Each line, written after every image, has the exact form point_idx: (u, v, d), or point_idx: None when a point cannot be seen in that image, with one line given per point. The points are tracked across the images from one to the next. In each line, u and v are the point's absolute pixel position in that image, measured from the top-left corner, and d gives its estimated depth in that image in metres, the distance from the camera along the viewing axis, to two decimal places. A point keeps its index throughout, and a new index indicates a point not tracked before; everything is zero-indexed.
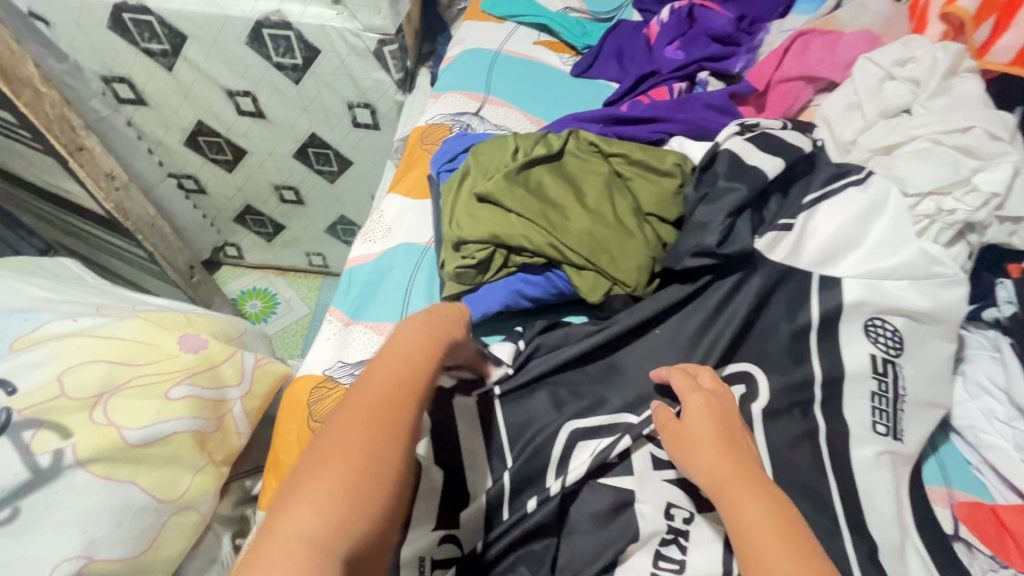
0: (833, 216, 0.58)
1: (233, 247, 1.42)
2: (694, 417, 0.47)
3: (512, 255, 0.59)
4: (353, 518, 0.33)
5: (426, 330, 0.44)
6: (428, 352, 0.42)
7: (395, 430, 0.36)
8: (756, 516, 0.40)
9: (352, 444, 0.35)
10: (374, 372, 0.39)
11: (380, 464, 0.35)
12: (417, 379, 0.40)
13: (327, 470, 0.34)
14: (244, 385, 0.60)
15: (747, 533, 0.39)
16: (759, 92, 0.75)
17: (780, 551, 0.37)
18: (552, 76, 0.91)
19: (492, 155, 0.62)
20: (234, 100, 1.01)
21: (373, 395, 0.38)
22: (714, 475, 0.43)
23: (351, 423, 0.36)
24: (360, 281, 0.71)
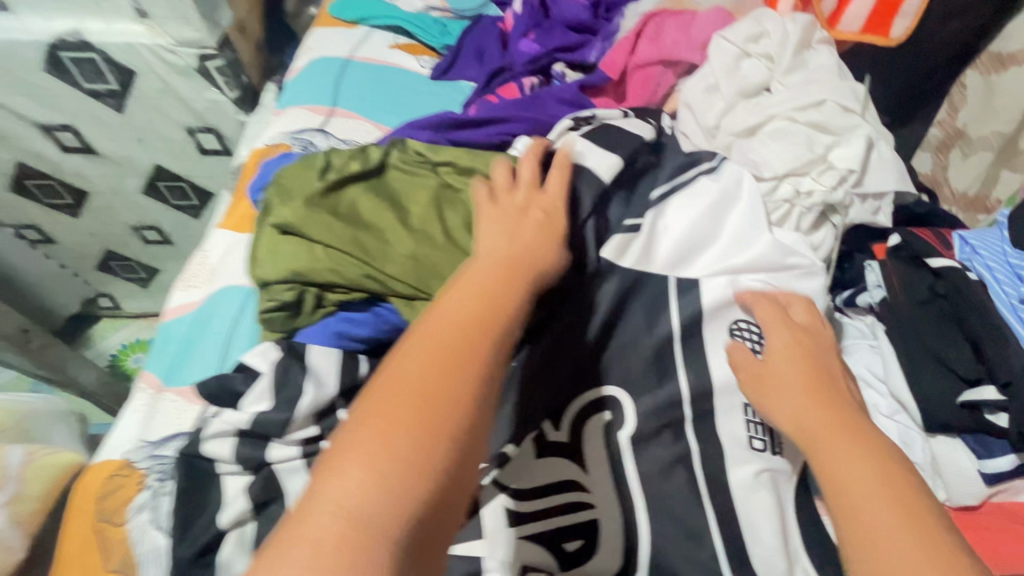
0: (684, 210, 0.54)
1: (106, 297, 1.26)
2: (779, 360, 0.42)
3: (326, 292, 0.50)
4: (405, 486, 0.28)
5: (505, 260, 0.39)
6: (496, 283, 0.37)
7: (464, 378, 0.31)
8: (848, 457, 0.35)
9: (411, 389, 0.31)
10: (441, 310, 0.35)
11: (437, 412, 0.30)
12: (487, 311, 0.35)
13: (380, 419, 0.30)
14: (8, 487, 0.49)
15: (842, 486, 0.34)
16: (616, 81, 0.70)
17: (879, 486, 0.34)
18: (408, 80, 0.83)
19: (296, 177, 0.53)
20: (53, 135, 0.88)
21: (435, 336, 0.33)
22: (802, 399, 0.40)
23: (411, 367, 0.32)
24: (177, 338, 0.60)
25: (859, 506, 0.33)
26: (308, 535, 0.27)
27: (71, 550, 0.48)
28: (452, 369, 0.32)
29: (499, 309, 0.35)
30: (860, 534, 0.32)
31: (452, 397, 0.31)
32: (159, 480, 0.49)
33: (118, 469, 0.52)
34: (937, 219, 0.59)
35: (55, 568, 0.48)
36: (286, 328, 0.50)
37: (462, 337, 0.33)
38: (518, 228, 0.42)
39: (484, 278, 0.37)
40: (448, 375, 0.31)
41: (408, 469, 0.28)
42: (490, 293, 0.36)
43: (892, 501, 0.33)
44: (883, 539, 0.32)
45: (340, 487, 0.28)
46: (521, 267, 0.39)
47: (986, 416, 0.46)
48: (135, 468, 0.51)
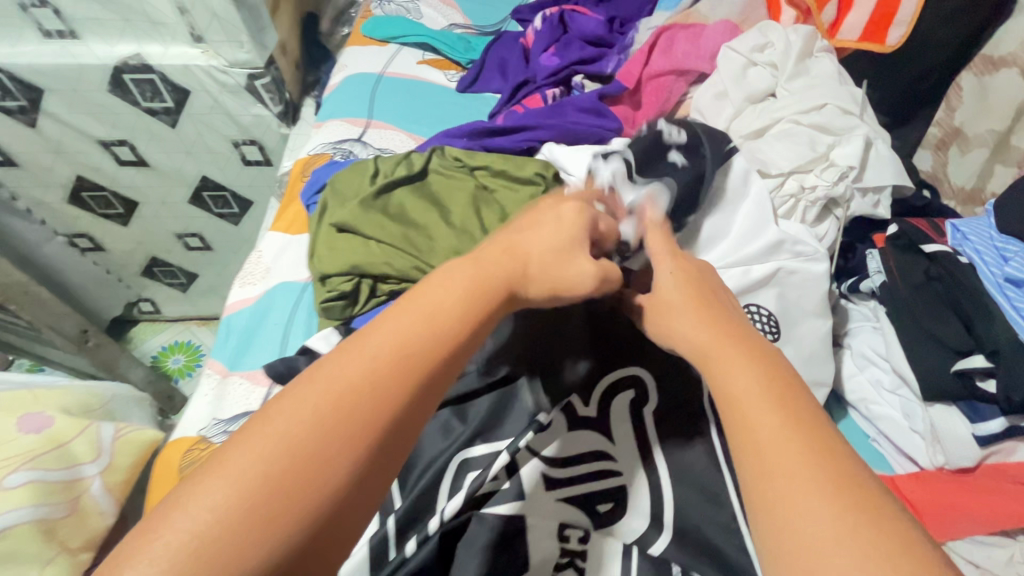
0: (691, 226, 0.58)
1: (148, 302, 1.34)
2: (668, 287, 0.41)
3: (379, 283, 0.56)
4: (276, 514, 0.26)
5: (475, 279, 0.36)
6: (451, 305, 0.34)
7: (376, 412, 0.30)
8: (744, 382, 0.33)
9: (317, 412, 0.29)
10: (383, 327, 0.33)
11: (336, 439, 0.29)
12: (426, 341, 0.32)
13: (273, 434, 0.28)
14: (102, 459, 0.55)
15: (735, 403, 0.33)
16: (631, 90, 0.75)
17: (772, 424, 0.31)
18: (437, 93, 0.90)
19: (350, 181, 0.60)
20: (111, 150, 0.95)
21: (364, 358, 0.31)
22: (701, 339, 0.37)
23: (324, 384, 0.30)
24: (238, 329, 0.67)
25: (761, 445, 0.31)
26: (162, 541, 0.26)
27: None
28: (369, 396, 0.30)
29: (440, 335, 0.33)
30: (757, 479, 0.30)
31: (355, 430, 0.29)
32: None
33: (195, 444, 0.58)
34: (934, 211, 0.64)
35: None
36: (344, 315, 0.56)
37: (389, 364, 0.31)
38: (505, 242, 0.39)
39: (438, 294, 0.35)
40: (359, 404, 0.30)
41: (282, 495, 0.27)
42: (439, 314, 0.34)
43: (794, 442, 0.30)
44: (781, 473, 0.29)
45: (211, 497, 0.27)
46: (481, 290, 0.36)
47: (978, 384, 0.50)
48: (210, 443, 0.57)
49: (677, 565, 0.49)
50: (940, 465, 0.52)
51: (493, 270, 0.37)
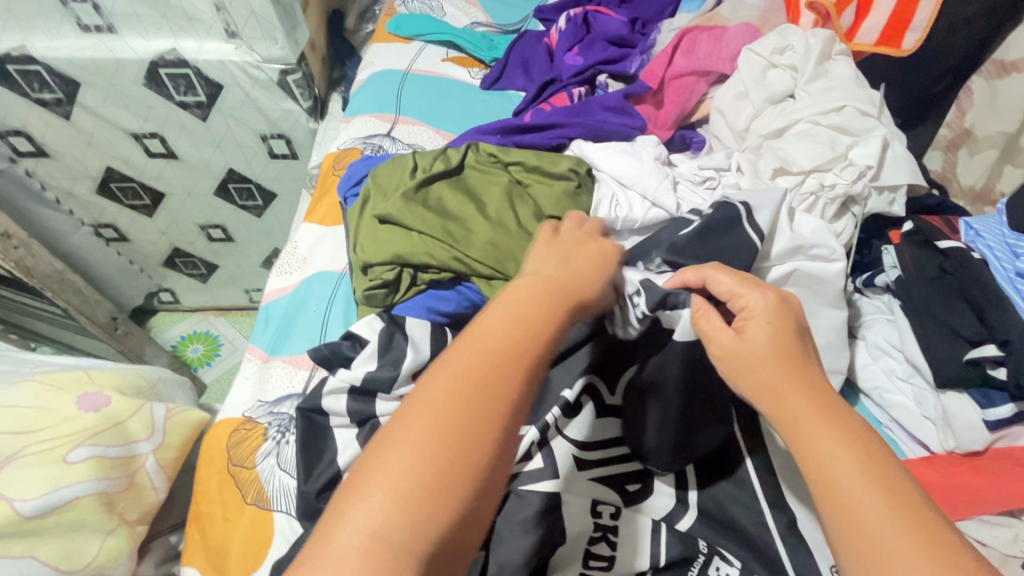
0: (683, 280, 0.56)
1: (168, 292, 1.36)
2: (756, 335, 0.39)
3: (420, 272, 0.59)
4: (397, 570, 0.27)
5: (552, 290, 0.37)
6: (535, 316, 0.35)
7: (474, 453, 0.30)
8: (843, 454, 0.33)
9: (431, 438, 0.30)
10: (473, 342, 0.33)
11: (457, 467, 0.30)
12: (509, 371, 0.32)
13: (395, 466, 0.29)
14: (155, 437, 0.58)
15: (827, 476, 0.33)
16: (654, 90, 0.78)
17: (865, 482, 0.32)
18: (462, 91, 0.93)
19: (391, 175, 0.63)
20: (142, 142, 0.98)
21: (448, 395, 0.31)
22: (774, 381, 0.37)
23: (432, 407, 0.31)
24: (278, 316, 0.69)
25: (869, 528, 0.31)
26: None
27: (209, 489, 0.58)
28: (468, 437, 0.30)
29: (533, 346, 0.34)
30: (857, 539, 0.31)
31: (472, 453, 0.30)
32: (280, 431, 0.58)
33: (240, 425, 0.61)
34: (945, 210, 0.67)
35: (196, 505, 0.58)
36: (386, 302, 0.59)
37: (492, 382, 0.32)
38: (556, 257, 0.41)
39: (522, 306, 0.35)
40: (469, 427, 0.30)
41: (406, 548, 0.28)
42: (528, 328, 0.34)
43: (883, 496, 0.31)
44: (876, 534, 0.30)
45: (352, 530, 0.28)
46: (549, 309, 0.36)
47: (989, 372, 0.53)
48: (257, 423, 0.60)
49: (703, 540, 0.52)
50: (950, 450, 0.56)
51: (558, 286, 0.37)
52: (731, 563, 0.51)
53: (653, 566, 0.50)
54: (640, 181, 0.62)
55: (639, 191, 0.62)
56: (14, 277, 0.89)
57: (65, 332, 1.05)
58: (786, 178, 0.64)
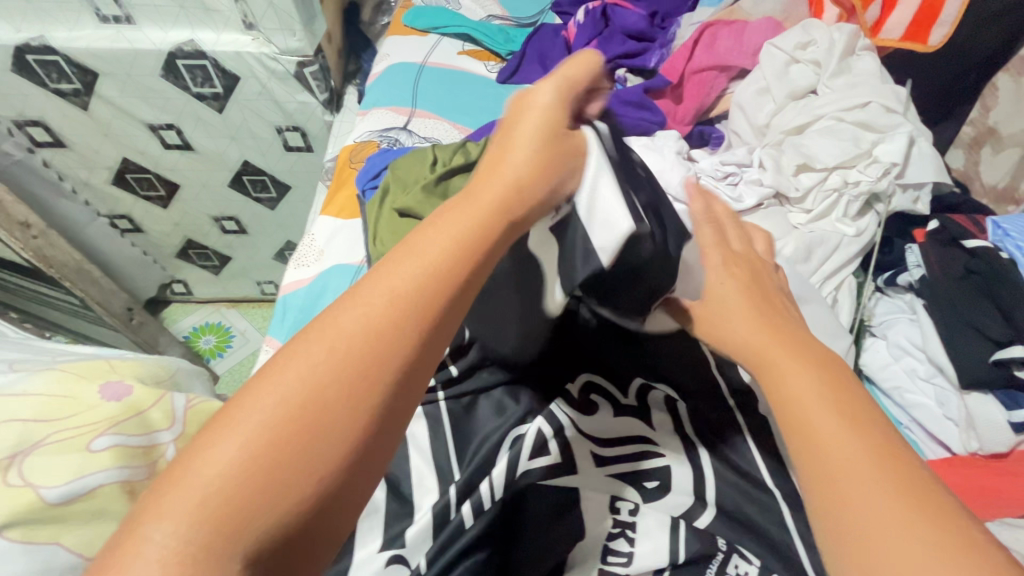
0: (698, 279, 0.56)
1: (180, 283, 1.37)
2: (722, 289, 0.43)
3: None
4: (282, 477, 0.24)
5: (481, 211, 0.34)
6: (458, 242, 0.32)
7: (384, 365, 0.28)
8: (798, 374, 0.35)
9: (330, 366, 0.27)
10: (393, 272, 0.30)
11: (350, 393, 0.27)
12: (435, 287, 0.30)
13: (284, 390, 0.26)
14: (175, 427, 0.59)
15: (788, 396, 0.34)
16: (674, 84, 0.77)
17: (830, 412, 0.32)
18: (478, 84, 0.92)
19: (410, 168, 0.63)
20: (158, 133, 0.98)
21: (367, 307, 0.29)
22: (752, 337, 0.39)
23: (333, 334, 0.28)
24: (295, 308, 0.70)
25: (816, 434, 0.31)
26: (173, 502, 0.23)
27: None
28: (379, 350, 0.28)
29: (450, 271, 0.31)
30: (820, 460, 0.31)
31: (369, 381, 0.27)
32: None
33: None
34: (970, 209, 0.66)
35: None
36: None
37: (398, 308, 0.29)
38: (505, 167, 0.36)
39: (451, 229, 0.32)
40: (369, 357, 0.27)
41: (298, 458, 0.25)
42: (446, 255, 0.31)
43: (842, 419, 0.32)
44: (842, 454, 0.30)
45: (218, 459, 0.24)
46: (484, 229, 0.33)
47: (1015, 373, 0.53)
48: None
49: (722, 538, 0.51)
50: (973, 450, 0.55)
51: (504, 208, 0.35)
52: (750, 560, 0.50)
53: (672, 563, 0.51)
54: (662, 174, 0.62)
55: (663, 182, 0.61)
56: (32, 266, 0.89)
57: (81, 321, 1.06)
58: (809, 175, 0.63)
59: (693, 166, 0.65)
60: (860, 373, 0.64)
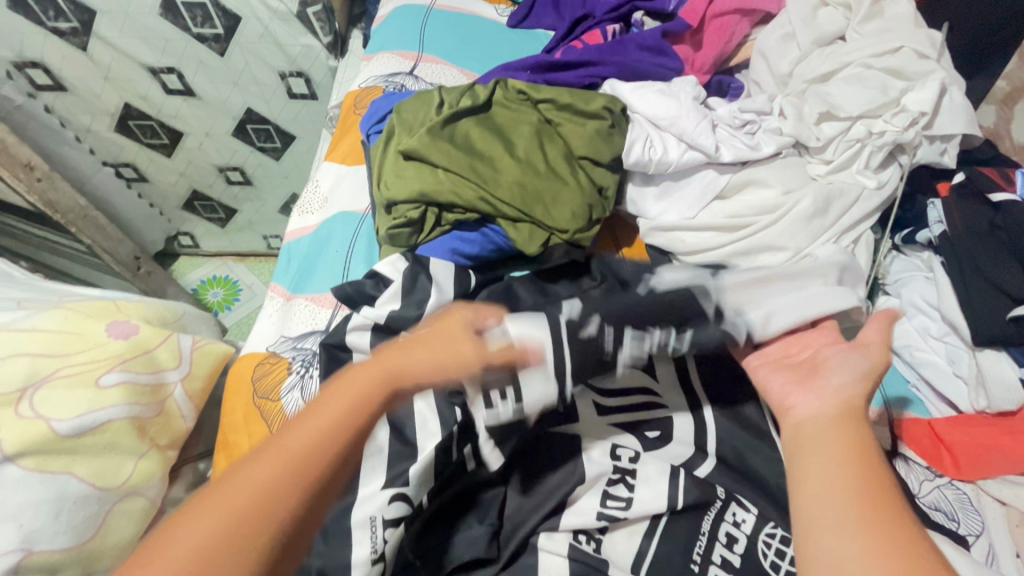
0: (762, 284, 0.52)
1: (187, 236, 1.36)
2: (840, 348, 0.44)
3: (445, 212, 0.58)
4: None
5: (363, 381, 0.38)
6: (337, 419, 0.36)
7: (264, 525, 0.32)
8: (831, 440, 0.36)
9: (214, 530, 0.31)
10: (283, 443, 0.35)
11: (218, 564, 0.30)
12: (318, 452, 0.35)
13: (182, 549, 0.31)
14: (183, 367, 0.59)
15: (806, 448, 0.37)
16: (694, 30, 0.74)
17: (846, 479, 0.33)
18: (489, 29, 0.88)
19: (416, 111, 0.61)
20: (159, 78, 0.96)
21: (258, 472, 0.33)
22: (838, 403, 0.39)
23: (218, 508, 0.32)
24: (300, 255, 0.69)
25: (811, 481, 0.35)
26: None
27: (235, 418, 0.59)
28: (262, 509, 0.32)
29: (324, 449, 0.35)
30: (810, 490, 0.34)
31: (239, 551, 0.31)
32: (303, 366, 0.59)
33: (265, 358, 0.62)
34: (999, 164, 0.63)
35: (224, 434, 0.59)
36: (409, 242, 0.59)
37: (275, 480, 0.33)
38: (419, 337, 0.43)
39: (333, 407, 0.37)
40: (248, 517, 0.32)
41: None
42: (328, 425, 0.36)
43: (848, 476, 0.33)
44: (831, 502, 0.33)
45: None
46: (369, 396, 0.38)
47: None
48: (281, 357, 0.61)
49: (722, 486, 0.52)
50: (980, 408, 0.55)
51: (389, 375, 0.39)
52: (748, 509, 0.51)
53: (670, 509, 0.50)
54: (677, 122, 0.59)
55: (676, 129, 0.59)
56: (38, 210, 0.90)
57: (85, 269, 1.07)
58: (832, 124, 0.60)
59: (710, 113, 0.62)
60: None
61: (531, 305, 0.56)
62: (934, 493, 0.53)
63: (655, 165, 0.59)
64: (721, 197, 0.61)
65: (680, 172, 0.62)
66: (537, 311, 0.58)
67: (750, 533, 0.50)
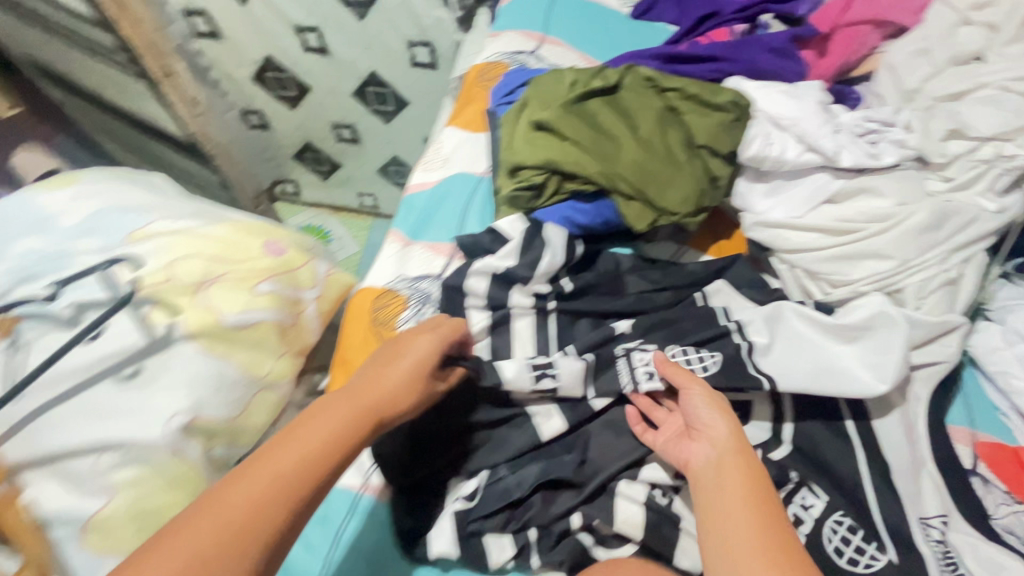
0: (800, 329, 0.57)
1: (291, 184, 1.49)
2: (691, 398, 0.51)
3: (565, 182, 0.63)
4: None
5: (345, 417, 0.45)
6: (319, 448, 0.43)
7: (259, 533, 0.39)
8: (736, 503, 0.43)
9: (217, 535, 0.38)
10: (275, 458, 0.42)
11: (224, 562, 0.37)
12: (308, 470, 0.42)
13: (185, 548, 0.37)
14: (317, 289, 0.68)
15: (713, 498, 0.45)
16: (822, 36, 0.75)
17: (752, 526, 0.42)
18: (611, 18, 0.92)
19: (550, 86, 0.66)
20: (302, 35, 1.06)
21: (256, 488, 0.40)
22: (722, 449, 0.48)
23: (215, 521, 0.39)
24: (418, 207, 0.76)
25: (726, 530, 0.42)
26: None
27: (354, 340, 0.67)
28: (260, 516, 0.39)
29: (306, 474, 0.42)
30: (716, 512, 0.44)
31: (239, 549, 0.38)
32: (419, 302, 0.66)
33: (383, 293, 0.69)
34: None
35: (343, 352, 0.67)
36: (528, 205, 0.64)
37: (273, 493, 0.40)
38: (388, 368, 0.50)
39: (320, 431, 0.44)
40: (245, 523, 0.39)
41: None
42: (320, 447, 0.43)
43: (759, 521, 0.42)
44: (736, 551, 0.41)
45: None
46: (355, 423, 0.45)
47: None
48: (398, 293, 0.68)
49: (795, 471, 0.55)
50: None
51: (368, 409, 0.46)
52: (817, 496, 0.55)
53: None
54: (799, 123, 0.61)
55: (797, 130, 0.61)
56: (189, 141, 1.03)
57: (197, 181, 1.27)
58: (958, 142, 0.61)
59: (833, 119, 0.63)
60: (966, 355, 0.63)
61: (635, 294, 0.64)
62: (1010, 518, 0.54)
63: (770, 163, 0.61)
64: (831, 201, 0.63)
65: (793, 172, 0.64)
66: (641, 295, 0.64)
67: (817, 516, 0.53)
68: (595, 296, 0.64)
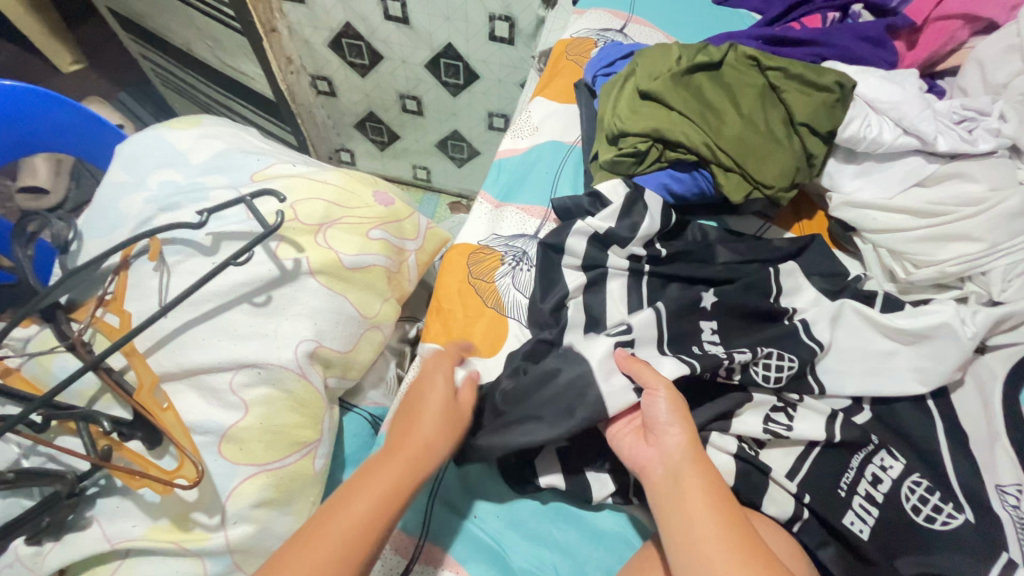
0: (858, 328, 0.62)
1: (348, 152, 1.53)
2: (653, 399, 0.51)
3: (666, 151, 0.66)
4: None
5: (371, 501, 0.45)
6: (347, 540, 0.43)
7: None
8: (701, 506, 0.44)
9: None
10: (303, 552, 0.41)
11: None
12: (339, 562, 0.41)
13: None
14: (418, 240, 0.72)
15: (679, 500, 0.45)
16: (914, 28, 0.78)
17: (717, 529, 0.43)
18: (695, 2, 0.94)
19: (655, 60, 0.69)
20: (385, 3, 1.08)
21: None
22: (679, 452, 0.48)
23: None
24: (508, 171, 0.79)
25: (694, 534, 0.43)
26: None
27: (449, 291, 0.69)
28: None
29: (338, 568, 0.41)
30: (679, 532, 0.44)
31: None
32: (515, 260, 0.70)
33: (477, 250, 0.72)
34: None
35: (437, 301, 0.69)
36: (628, 171, 0.67)
37: None
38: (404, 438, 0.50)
39: (343, 520, 0.43)
40: None
41: None
42: (348, 538, 0.43)
43: (722, 520, 0.43)
44: (704, 555, 0.42)
45: None
46: (381, 503, 0.45)
47: None
48: (493, 250, 0.72)
49: (875, 435, 0.58)
50: None
51: (390, 485, 0.46)
52: (896, 458, 0.57)
53: (827, 441, 0.57)
54: (899, 107, 0.64)
55: (897, 115, 0.64)
56: None
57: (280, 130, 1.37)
58: None
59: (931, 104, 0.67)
60: None
61: (724, 264, 0.67)
62: None
63: (867, 144, 0.64)
64: (921, 184, 0.66)
65: (886, 154, 0.67)
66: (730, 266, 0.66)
67: (895, 478, 0.56)
68: (684, 263, 0.67)
